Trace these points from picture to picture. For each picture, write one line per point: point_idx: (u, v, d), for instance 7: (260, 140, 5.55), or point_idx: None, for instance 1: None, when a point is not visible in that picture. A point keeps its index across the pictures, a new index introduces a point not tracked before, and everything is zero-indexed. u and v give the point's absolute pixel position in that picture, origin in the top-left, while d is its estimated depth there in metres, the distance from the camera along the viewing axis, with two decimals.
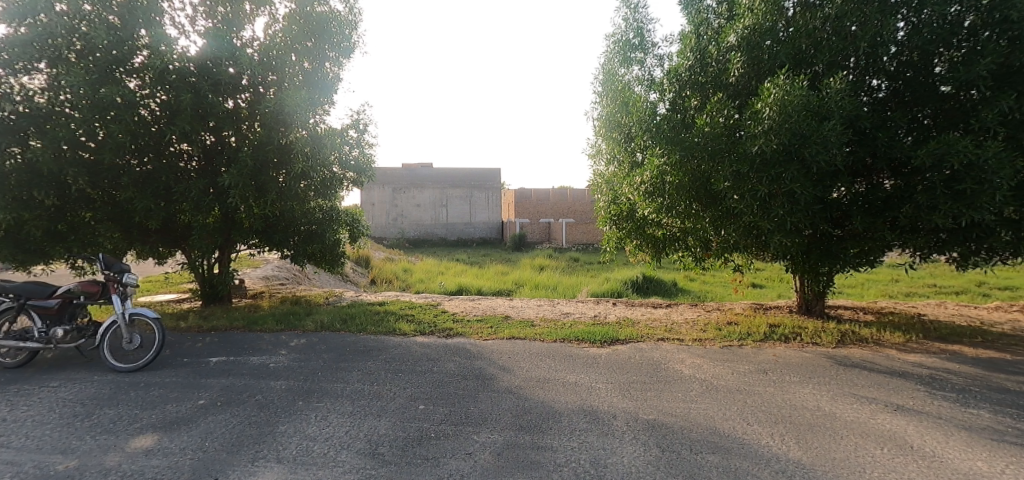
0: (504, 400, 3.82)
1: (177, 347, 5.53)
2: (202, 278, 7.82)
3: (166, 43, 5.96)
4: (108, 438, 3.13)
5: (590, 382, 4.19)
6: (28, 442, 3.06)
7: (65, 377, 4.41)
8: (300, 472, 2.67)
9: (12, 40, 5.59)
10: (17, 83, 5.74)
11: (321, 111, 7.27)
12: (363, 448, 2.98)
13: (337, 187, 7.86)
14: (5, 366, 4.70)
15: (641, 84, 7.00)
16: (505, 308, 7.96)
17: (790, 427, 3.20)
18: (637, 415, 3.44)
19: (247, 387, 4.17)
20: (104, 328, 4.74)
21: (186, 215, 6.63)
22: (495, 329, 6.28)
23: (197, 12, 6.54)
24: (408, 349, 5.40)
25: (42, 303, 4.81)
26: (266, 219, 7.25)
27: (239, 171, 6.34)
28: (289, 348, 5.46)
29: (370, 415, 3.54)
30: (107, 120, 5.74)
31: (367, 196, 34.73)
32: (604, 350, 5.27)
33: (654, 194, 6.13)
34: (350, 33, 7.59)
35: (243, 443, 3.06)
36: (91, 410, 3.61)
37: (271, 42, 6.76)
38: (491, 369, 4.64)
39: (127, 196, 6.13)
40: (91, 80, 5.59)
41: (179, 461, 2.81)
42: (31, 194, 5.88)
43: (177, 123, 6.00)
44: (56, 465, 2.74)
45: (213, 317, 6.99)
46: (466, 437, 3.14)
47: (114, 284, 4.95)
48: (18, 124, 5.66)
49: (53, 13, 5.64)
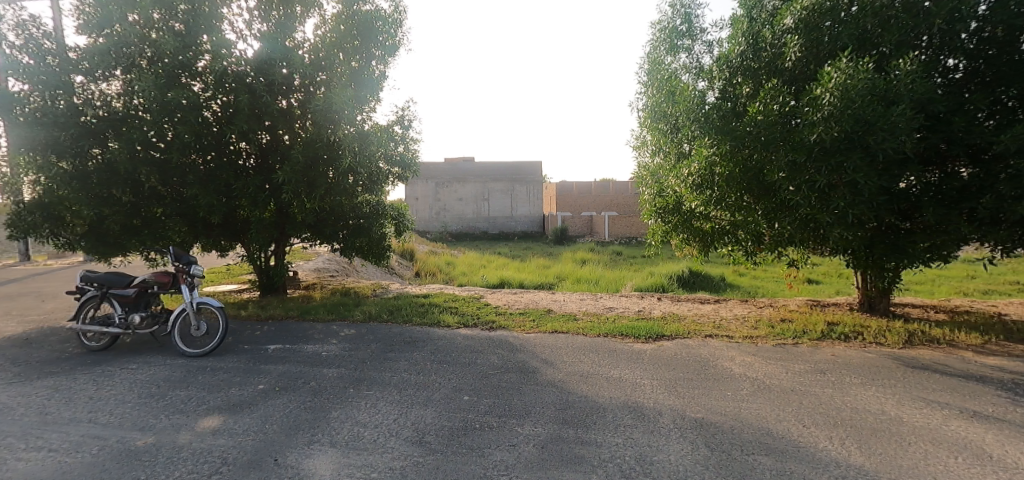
0: (549, 393, 3.83)
1: (239, 335, 5.87)
2: (260, 269, 8.26)
3: (225, 47, 6.33)
4: (179, 417, 3.38)
5: (635, 378, 4.13)
6: (112, 418, 3.37)
7: (142, 360, 4.79)
8: (352, 456, 2.80)
9: (93, 49, 6.14)
10: (96, 89, 6.32)
11: (367, 108, 7.49)
12: (411, 436, 3.08)
13: (383, 182, 8.08)
14: (91, 349, 5.15)
15: (689, 72, 6.73)
16: (547, 301, 7.93)
17: (851, 430, 3.03)
18: (685, 413, 3.35)
19: (302, 374, 4.37)
20: (175, 315, 5.09)
21: (245, 210, 7.01)
22: (537, 322, 6.30)
23: (254, 17, 6.89)
24: (453, 341, 5.51)
25: (122, 292, 5.23)
26: (317, 214, 7.54)
27: (292, 167, 6.65)
28: (339, 338, 5.69)
29: (418, 404, 3.64)
30: (175, 121, 6.16)
31: (411, 190, 35.66)
32: (649, 346, 5.16)
33: (702, 185, 5.93)
34: (395, 31, 7.72)
35: (301, 426, 3.23)
36: (166, 391, 3.91)
37: (321, 41, 7.04)
38: (534, 363, 4.64)
39: (192, 193, 6.53)
40: (160, 84, 6.02)
41: (243, 441, 3.01)
42: (110, 191, 6.40)
43: (236, 123, 6.36)
44: (136, 441, 2.99)
45: (270, 306, 7.39)
46: (510, 429, 3.17)
47: (184, 275, 5.27)
48: (99, 127, 6.19)
49: (126, 23, 6.18)
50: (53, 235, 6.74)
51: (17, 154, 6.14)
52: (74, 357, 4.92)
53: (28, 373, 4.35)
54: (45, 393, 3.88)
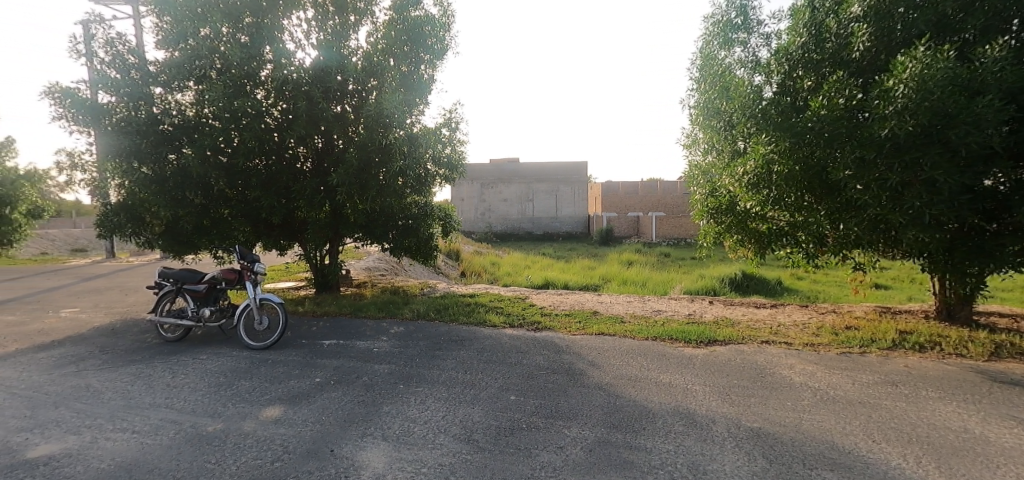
0: (596, 396, 3.78)
1: (297, 329, 6.18)
2: (315, 268, 8.65)
3: (286, 56, 6.72)
4: (245, 406, 3.61)
5: (686, 384, 4.00)
6: (186, 404, 3.63)
7: (211, 352, 5.14)
8: (403, 451, 2.88)
9: (171, 63, 6.66)
10: (174, 99, 6.83)
11: (416, 112, 7.69)
12: (459, 433, 3.13)
13: (430, 183, 8.27)
14: (168, 339, 5.58)
15: (744, 66, 6.43)
16: (593, 303, 7.84)
17: (928, 448, 2.80)
18: (740, 422, 3.21)
19: (355, 369, 4.54)
20: (240, 310, 5.42)
21: (302, 211, 7.37)
22: (583, 324, 6.24)
23: (311, 27, 7.23)
24: (498, 340, 5.56)
25: (194, 287, 5.63)
26: (368, 215, 7.81)
27: (346, 170, 6.93)
28: (389, 335, 5.87)
29: (465, 402, 3.70)
30: (241, 128, 6.57)
31: (457, 191, 36.26)
32: (701, 351, 4.99)
33: (758, 185, 5.66)
34: (444, 35, 7.88)
35: (355, 419, 3.36)
36: (232, 381, 4.18)
37: (373, 48, 7.30)
38: (580, 365, 4.59)
39: (255, 195, 6.93)
40: (228, 93, 6.45)
41: (302, 431, 3.16)
42: (184, 194, 6.78)
43: (295, 128, 6.70)
44: (207, 426, 3.21)
45: (325, 303, 7.73)
46: (557, 431, 3.16)
47: (248, 273, 5.59)
48: (174, 135, 6.70)
49: (198, 37, 6.63)
50: (135, 234, 7.35)
51: (105, 161, 6.74)
52: (153, 346, 5.35)
53: (115, 360, 4.77)
54: (129, 378, 4.23)
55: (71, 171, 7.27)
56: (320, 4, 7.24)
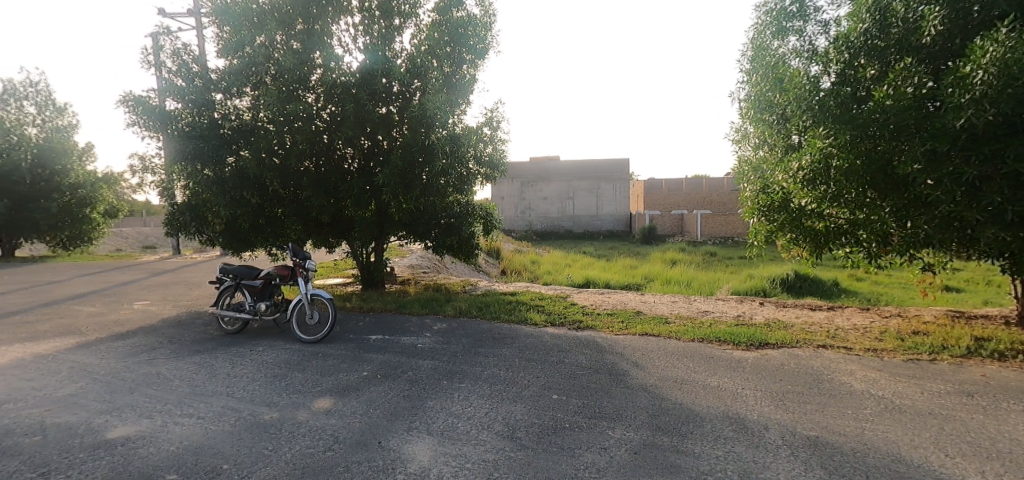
0: (640, 397, 3.71)
1: (345, 324, 6.40)
2: (362, 265, 8.93)
3: (334, 61, 6.97)
4: (298, 396, 3.77)
5: (735, 388, 3.85)
6: (245, 393, 3.84)
7: (267, 344, 5.41)
8: (447, 445, 2.92)
9: (230, 70, 7.06)
10: (232, 105, 7.29)
11: (459, 112, 7.79)
12: (502, 430, 3.15)
13: (472, 182, 8.35)
14: (227, 331, 5.91)
15: (800, 56, 6.11)
16: (637, 303, 7.68)
17: (1011, 465, 2.57)
18: (795, 429, 3.06)
19: (401, 364, 4.66)
20: (293, 305, 5.66)
21: (349, 210, 7.61)
22: (626, 324, 6.12)
23: (359, 32, 7.47)
24: (540, 339, 5.55)
25: (251, 283, 5.94)
26: (412, 214, 7.98)
27: (391, 170, 7.11)
28: (432, 331, 5.98)
29: (508, 400, 3.71)
30: (293, 131, 6.87)
31: (497, 190, 36.49)
32: (751, 354, 4.79)
33: (814, 181, 5.37)
34: (486, 34, 7.94)
35: (401, 413, 3.44)
36: (286, 373, 4.38)
37: (416, 50, 7.43)
38: (624, 365, 4.51)
39: (306, 195, 7.24)
40: (281, 98, 6.75)
41: (351, 422, 3.28)
42: (242, 194, 7.14)
43: (343, 130, 6.94)
44: (264, 415, 3.39)
45: (371, 299, 7.97)
46: (601, 431, 3.12)
47: (300, 269, 5.83)
48: (233, 138, 7.14)
49: (255, 45, 6.99)
50: (198, 232, 7.82)
51: (172, 164, 7.23)
52: (215, 338, 5.69)
53: (181, 350, 5.11)
54: (194, 367, 4.52)
55: (142, 174, 7.83)
56: (366, 9, 7.44)
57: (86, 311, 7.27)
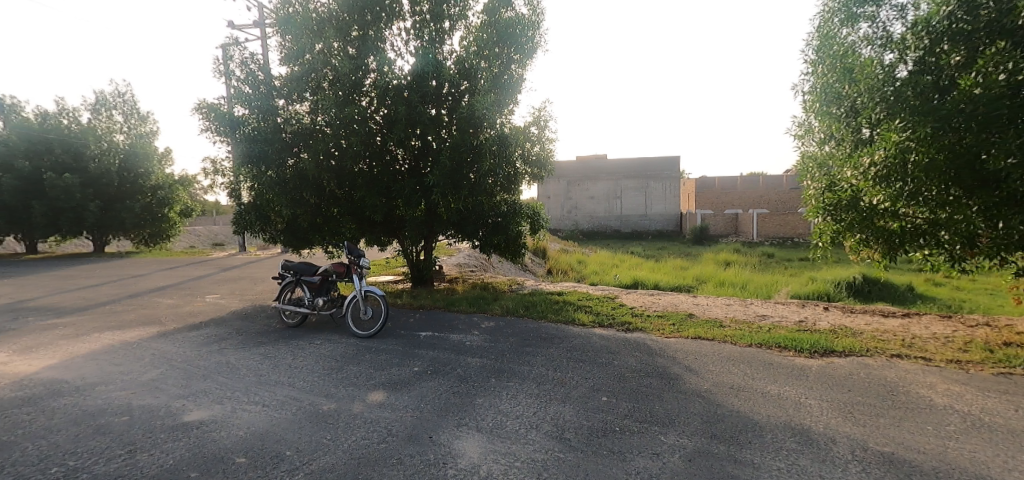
0: (693, 403, 3.58)
1: (396, 320, 6.59)
2: (412, 263, 9.17)
3: (387, 65, 7.22)
4: (354, 389, 3.93)
5: (798, 397, 3.64)
6: (305, 384, 4.04)
7: (324, 338, 5.67)
8: (496, 443, 2.94)
9: (291, 77, 7.44)
10: (293, 110, 7.66)
11: (507, 112, 7.85)
12: (550, 430, 3.13)
13: (519, 181, 8.38)
14: (288, 325, 6.24)
15: (872, 44, 5.67)
16: (688, 305, 7.44)
17: None
18: (866, 444, 2.86)
19: (450, 361, 4.74)
20: (349, 301, 5.90)
21: (401, 210, 7.84)
22: (677, 327, 5.94)
23: (411, 36, 7.67)
24: (588, 339, 5.49)
25: (310, 279, 6.24)
26: (460, 213, 8.10)
27: (441, 170, 7.25)
28: (480, 329, 6.05)
29: (556, 400, 3.70)
30: (348, 133, 7.13)
31: (543, 189, 36.43)
32: (815, 362, 4.52)
33: (889, 178, 4.92)
34: (534, 33, 7.93)
35: (451, 409, 3.50)
36: (342, 366, 4.57)
37: (466, 51, 7.56)
38: (676, 369, 4.38)
39: (360, 195, 7.51)
40: (338, 102, 7.05)
41: (404, 416, 3.37)
42: (302, 195, 7.51)
43: (395, 132, 7.16)
44: (322, 405, 3.54)
45: (420, 296, 8.17)
46: (653, 436, 3.04)
47: (355, 267, 6.05)
48: (293, 141, 7.48)
49: (314, 52, 7.33)
50: (263, 231, 8.30)
51: (240, 166, 7.71)
52: (277, 330, 6.02)
53: (247, 341, 5.43)
54: (259, 358, 4.80)
55: (214, 176, 8.41)
56: (417, 12, 7.61)
57: (165, 302, 7.90)
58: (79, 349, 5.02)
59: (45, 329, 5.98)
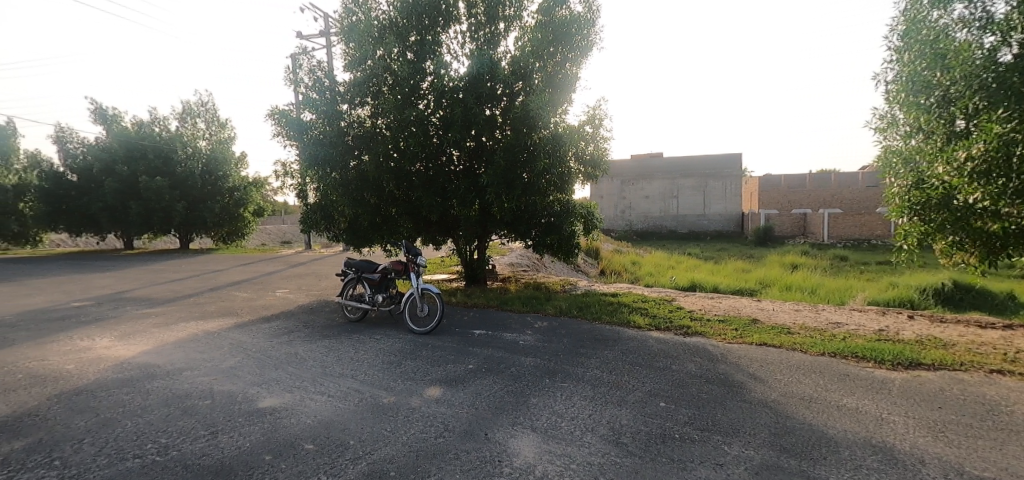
0: (759, 413, 3.39)
1: (451, 318, 6.72)
2: (466, 262, 9.32)
3: (444, 68, 7.37)
4: (411, 384, 4.04)
5: (879, 412, 3.36)
6: (366, 377, 4.20)
7: (384, 333, 5.87)
8: (551, 444, 2.92)
9: (354, 82, 7.75)
10: (356, 114, 7.96)
11: (560, 111, 7.81)
12: (607, 434, 3.07)
13: (572, 181, 8.30)
14: (350, 319, 6.53)
15: (968, 27, 5.14)
16: (752, 310, 7.07)
17: None
18: (962, 468, 2.59)
19: (504, 359, 4.77)
20: (406, 298, 6.07)
21: (456, 210, 7.98)
22: (740, 332, 5.65)
23: (466, 39, 7.80)
24: (644, 343, 5.34)
25: (371, 276, 6.48)
26: (514, 213, 8.14)
27: (495, 170, 7.33)
28: (534, 329, 6.04)
29: (612, 403, 3.62)
30: (407, 136, 7.36)
31: (596, 189, 35.94)
32: (898, 374, 4.15)
33: (989, 175, 4.50)
34: (589, 31, 7.81)
35: (506, 408, 3.52)
36: (401, 360, 4.71)
37: (520, 52, 7.57)
38: (739, 377, 4.17)
39: (417, 195, 7.72)
40: (398, 105, 7.29)
41: (460, 412, 3.42)
42: (363, 195, 7.84)
43: (451, 133, 7.32)
44: (382, 398, 3.67)
45: (474, 295, 8.28)
46: (716, 446, 2.91)
47: (413, 265, 6.22)
48: (356, 144, 7.80)
49: (375, 58, 7.61)
50: (327, 230, 8.73)
51: (307, 169, 8.15)
52: (340, 325, 6.31)
53: (314, 334, 5.74)
54: (324, 350, 5.05)
55: (284, 178, 8.95)
56: (473, 15, 7.72)
57: (241, 296, 8.51)
58: (169, 337, 5.51)
59: (141, 318, 6.60)
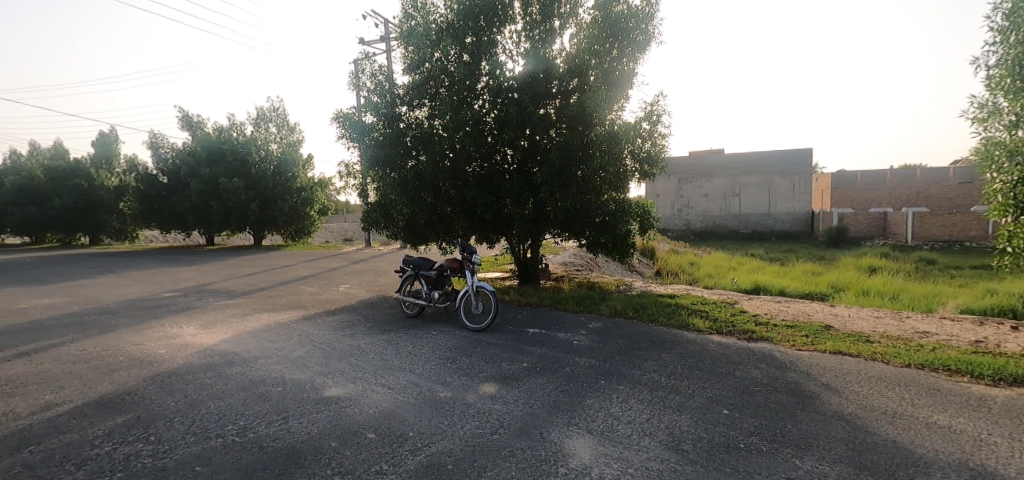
0: (834, 426, 3.16)
1: (505, 316, 6.77)
2: (519, 260, 9.35)
3: (499, 68, 7.41)
4: (467, 380, 4.10)
5: (977, 432, 3.03)
6: (423, 371, 4.32)
7: (440, 329, 6.02)
8: (607, 447, 2.87)
9: (413, 84, 8.00)
10: (414, 115, 8.21)
11: (616, 108, 7.67)
12: (666, 440, 2.97)
13: (628, 178, 8.13)
14: (408, 315, 6.74)
15: None
16: (824, 315, 6.59)
17: None
18: None
19: (558, 359, 4.74)
20: (462, 296, 6.18)
21: (510, 209, 8.02)
22: (811, 339, 5.30)
23: (521, 38, 7.82)
24: (705, 346, 5.13)
25: (428, 273, 6.65)
26: (568, 211, 8.07)
27: (549, 168, 7.30)
28: (588, 329, 5.96)
29: (671, 408, 3.50)
30: (463, 136, 7.47)
31: (651, 187, 34.98)
32: (1000, 391, 3.72)
33: None
34: (648, 25, 7.58)
35: (561, 407, 3.49)
36: (456, 356, 4.80)
37: (576, 49, 7.52)
38: (811, 387, 3.90)
39: (472, 194, 7.83)
40: (454, 106, 7.42)
41: (514, 410, 3.43)
42: (420, 194, 8.07)
43: (506, 132, 7.41)
44: (439, 393, 3.76)
45: (527, 294, 8.30)
46: (785, 459, 2.74)
47: (468, 263, 6.31)
48: (414, 144, 8.04)
49: (432, 61, 7.81)
50: (386, 228, 9.05)
51: (368, 169, 8.49)
52: (399, 320, 6.53)
53: (374, 328, 5.97)
54: (384, 344, 5.25)
55: (347, 178, 9.38)
56: (528, 14, 7.73)
57: (308, 290, 9.01)
58: (245, 327, 5.93)
59: (221, 308, 7.16)
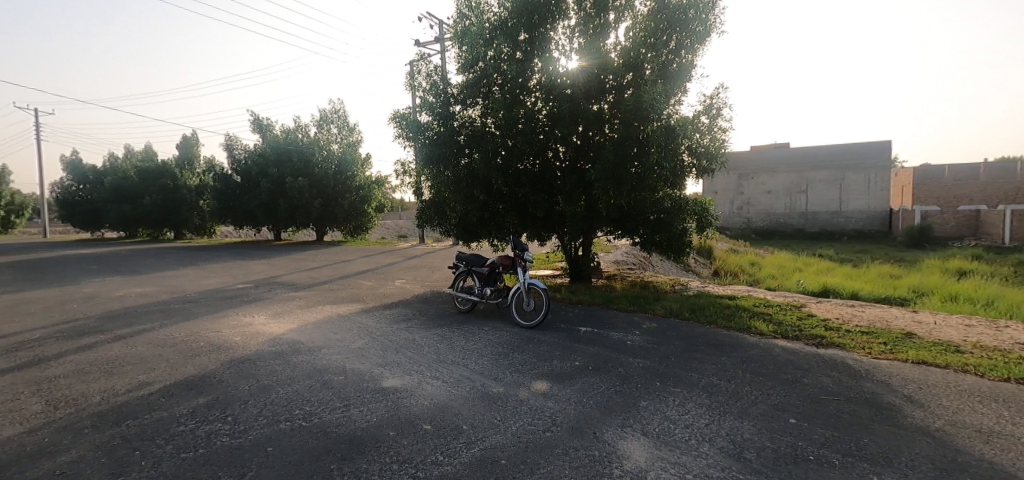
0: (917, 442, 2.90)
1: (556, 314, 6.73)
2: (571, 258, 9.27)
3: (552, 65, 7.48)
4: (519, 376, 4.11)
5: None
6: (476, 366, 4.37)
7: (492, 325, 6.07)
8: (664, 451, 2.79)
9: (467, 83, 8.12)
10: (467, 114, 8.31)
11: (673, 102, 7.44)
12: (727, 447, 2.85)
13: (684, 174, 7.85)
14: (461, 310, 6.86)
15: None
16: (905, 322, 6.06)
17: None
18: None
19: (611, 359, 4.65)
20: (513, 293, 6.20)
21: (562, 206, 7.97)
22: (889, 347, 4.89)
23: (575, 33, 7.73)
24: (768, 351, 4.87)
25: (480, 269, 6.73)
26: (621, 209, 7.91)
27: (602, 164, 7.22)
28: (642, 330, 5.81)
29: (732, 414, 3.35)
30: (514, 133, 7.47)
31: (709, 184, 33.60)
32: None
33: None
34: (709, 14, 7.26)
35: (615, 408, 3.43)
36: (508, 353, 4.83)
37: (630, 40, 7.28)
38: (890, 398, 3.60)
39: (524, 191, 7.83)
40: (507, 104, 7.44)
41: (566, 408, 3.41)
42: (473, 192, 8.19)
43: (558, 128, 7.45)
44: (492, 388, 3.79)
45: (579, 292, 8.21)
46: (861, 474, 2.55)
47: (519, 260, 6.32)
48: (467, 142, 8.15)
49: (485, 59, 7.88)
50: (439, 225, 9.24)
51: (422, 168, 8.68)
52: (452, 315, 6.65)
53: (428, 322, 6.12)
54: (437, 338, 5.36)
55: (402, 176, 9.66)
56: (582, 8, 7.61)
57: (366, 284, 9.38)
58: (309, 318, 6.25)
59: (287, 300, 7.60)
